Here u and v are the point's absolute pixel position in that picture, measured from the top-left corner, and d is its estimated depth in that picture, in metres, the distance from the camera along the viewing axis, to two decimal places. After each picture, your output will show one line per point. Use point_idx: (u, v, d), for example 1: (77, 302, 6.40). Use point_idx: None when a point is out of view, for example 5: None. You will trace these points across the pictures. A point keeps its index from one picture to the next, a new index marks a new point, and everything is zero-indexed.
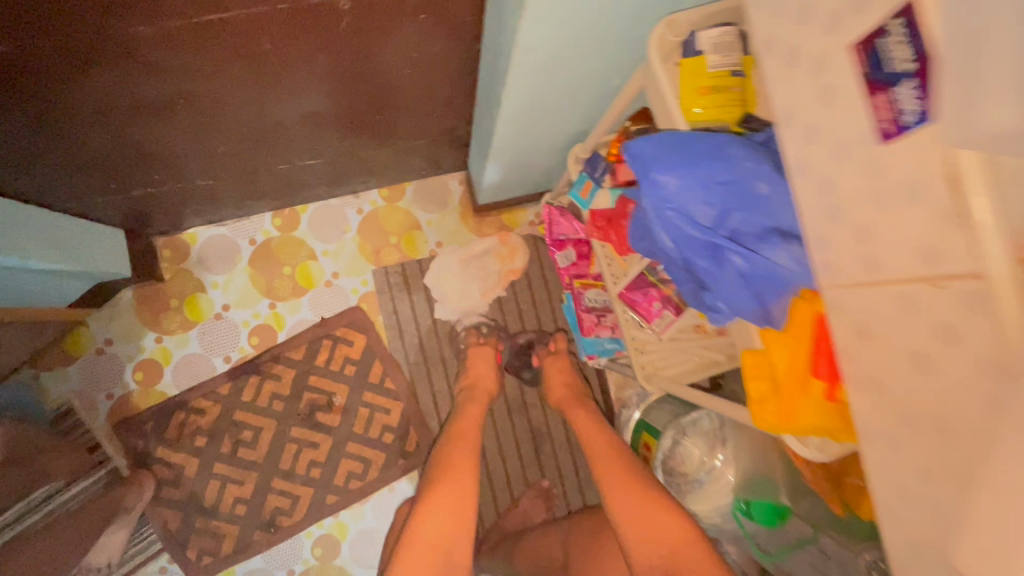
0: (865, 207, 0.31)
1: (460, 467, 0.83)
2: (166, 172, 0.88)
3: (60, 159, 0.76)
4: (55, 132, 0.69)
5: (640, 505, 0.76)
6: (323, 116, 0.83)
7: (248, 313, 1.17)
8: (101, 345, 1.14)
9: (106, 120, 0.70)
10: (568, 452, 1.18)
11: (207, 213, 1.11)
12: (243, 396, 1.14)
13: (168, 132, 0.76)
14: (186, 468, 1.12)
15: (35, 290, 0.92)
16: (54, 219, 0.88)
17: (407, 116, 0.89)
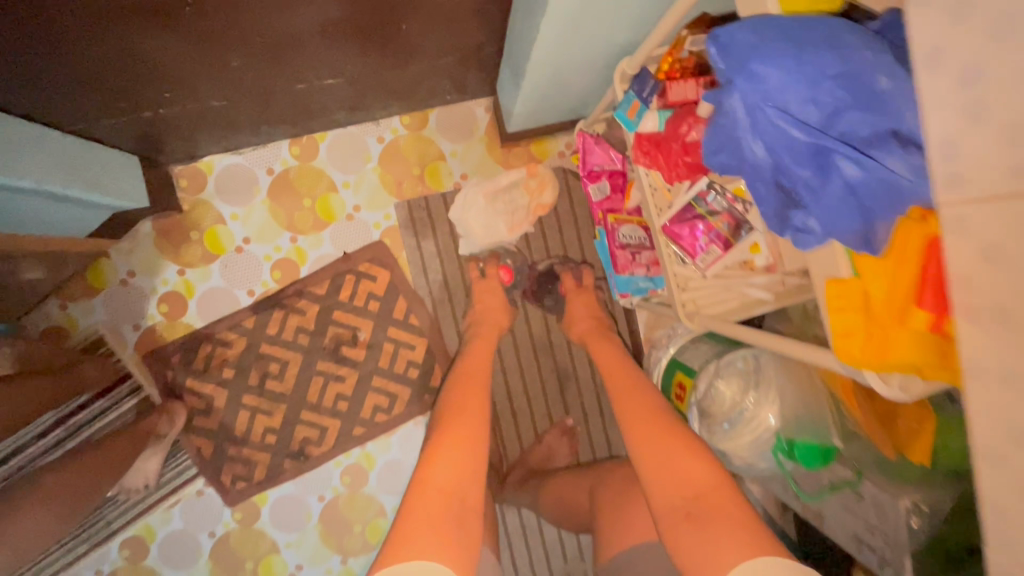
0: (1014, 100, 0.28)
1: (470, 418, 0.75)
2: (178, 92, 0.83)
3: (69, 74, 0.71)
4: (56, 43, 0.64)
5: (671, 457, 0.68)
6: (342, 26, 0.76)
7: (269, 247, 1.14)
8: (124, 277, 1.12)
9: (110, 28, 0.64)
10: (592, 390, 1.18)
11: (223, 140, 1.05)
12: (267, 330, 1.13)
13: (175, 44, 0.70)
14: (216, 398, 1.13)
15: (51, 219, 0.89)
16: (62, 140, 0.84)
17: (431, 27, 0.81)
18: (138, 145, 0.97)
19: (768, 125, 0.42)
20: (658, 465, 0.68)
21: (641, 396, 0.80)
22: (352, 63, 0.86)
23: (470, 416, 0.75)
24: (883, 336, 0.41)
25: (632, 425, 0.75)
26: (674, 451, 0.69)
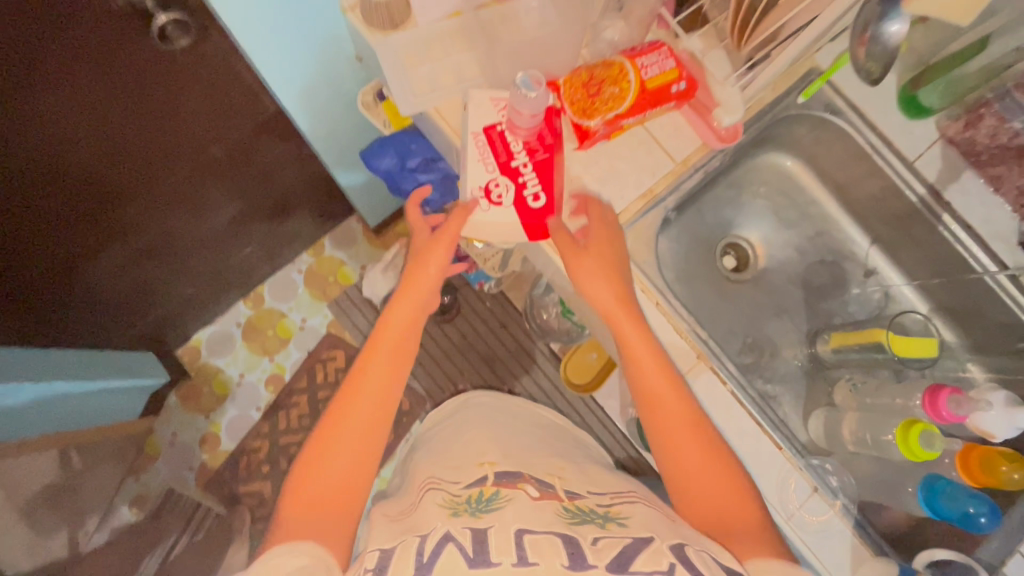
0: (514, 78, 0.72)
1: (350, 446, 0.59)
2: (164, 295, 1.35)
3: (96, 310, 1.22)
4: (85, 292, 1.15)
5: (701, 462, 0.60)
6: (243, 214, 1.27)
7: (257, 372, 1.62)
8: (171, 438, 1.59)
9: (113, 272, 1.15)
10: (516, 360, 1.59)
11: (201, 318, 1.56)
12: (280, 427, 1.58)
13: (150, 267, 1.22)
14: (265, 490, 1.55)
15: (98, 416, 1.30)
16: (91, 356, 1.27)
17: (298, 197, 1.36)
18: (139, 341, 1.42)
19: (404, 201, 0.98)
20: (692, 481, 0.60)
21: (668, 367, 0.64)
22: (226, 209, 1.21)
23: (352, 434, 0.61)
24: None
25: (666, 434, 0.61)
26: (684, 437, 0.61)
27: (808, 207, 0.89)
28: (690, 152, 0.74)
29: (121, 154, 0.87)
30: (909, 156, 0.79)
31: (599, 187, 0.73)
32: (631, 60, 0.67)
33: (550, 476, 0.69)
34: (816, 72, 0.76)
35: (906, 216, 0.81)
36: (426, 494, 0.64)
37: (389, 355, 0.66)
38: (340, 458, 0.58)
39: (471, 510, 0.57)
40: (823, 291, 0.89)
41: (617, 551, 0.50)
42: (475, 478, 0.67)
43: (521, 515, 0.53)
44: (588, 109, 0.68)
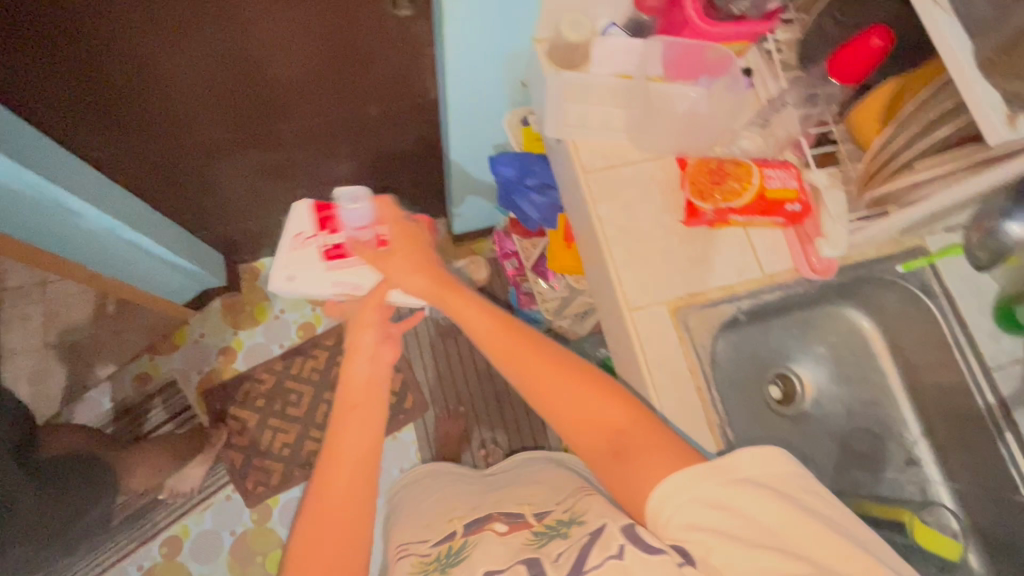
0: (646, 143, 0.80)
1: (338, 501, 0.71)
2: (254, 214, 1.48)
3: (199, 201, 1.36)
4: (200, 181, 1.29)
5: (572, 395, 0.67)
6: (356, 175, 1.40)
7: (297, 314, 1.69)
8: (198, 337, 1.65)
9: (230, 174, 1.29)
10: (525, 409, 1.59)
11: (276, 246, 1.67)
12: (291, 371, 1.64)
13: (259, 183, 1.35)
14: (249, 421, 1.59)
15: (143, 272, 1.39)
16: (177, 234, 1.41)
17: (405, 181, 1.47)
18: (217, 242, 1.55)
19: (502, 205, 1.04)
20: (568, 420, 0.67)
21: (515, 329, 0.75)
22: (344, 164, 1.34)
23: (336, 493, 0.71)
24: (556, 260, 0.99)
25: (544, 401, 0.69)
26: (554, 384, 0.69)
27: (872, 376, 0.89)
28: (779, 270, 0.78)
29: (297, 79, 1.01)
30: (989, 363, 0.79)
31: (684, 262, 0.77)
32: (759, 169, 0.73)
33: (521, 507, 0.78)
34: (920, 251, 0.81)
35: (967, 420, 0.80)
36: (401, 558, 0.77)
37: (363, 417, 0.78)
38: (330, 519, 0.69)
39: (439, 568, 0.69)
40: (860, 460, 0.87)
41: (575, 558, 0.57)
42: (442, 535, 0.78)
43: (487, 557, 0.64)
44: (706, 195, 0.74)
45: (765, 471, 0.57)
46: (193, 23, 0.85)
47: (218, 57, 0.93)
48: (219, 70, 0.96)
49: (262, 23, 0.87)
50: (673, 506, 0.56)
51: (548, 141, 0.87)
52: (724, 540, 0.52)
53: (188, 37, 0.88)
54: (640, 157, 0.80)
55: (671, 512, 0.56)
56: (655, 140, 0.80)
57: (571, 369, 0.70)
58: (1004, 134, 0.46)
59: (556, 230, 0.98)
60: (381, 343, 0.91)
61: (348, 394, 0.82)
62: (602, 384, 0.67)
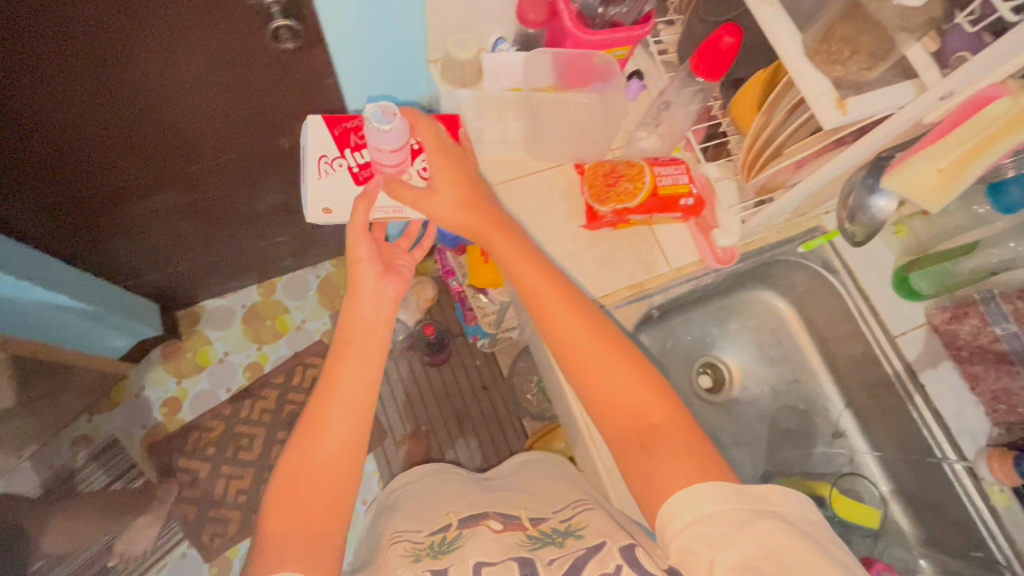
0: (543, 153, 0.83)
1: (326, 475, 0.64)
2: (184, 257, 1.43)
3: (124, 250, 1.30)
4: (124, 230, 1.23)
5: (604, 362, 0.61)
6: (285, 205, 1.37)
7: (242, 354, 1.64)
8: (138, 390, 1.60)
9: (154, 219, 1.24)
10: (485, 424, 1.58)
11: (212, 288, 1.63)
12: (241, 414, 1.58)
13: (185, 224, 1.30)
14: (200, 471, 1.53)
15: (69, 333, 1.33)
16: (110, 289, 1.36)
17: None
18: (149, 292, 1.50)
19: None
20: (597, 391, 0.61)
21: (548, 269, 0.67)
22: (268, 195, 1.31)
23: (320, 472, 0.64)
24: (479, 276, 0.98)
25: (575, 360, 0.62)
26: (579, 344, 0.62)
27: (793, 354, 0.92)
28: (687, 263, 0.80)
29: (203, 119, 0.97)
30: (893, 331, 0.82)
31: (592, 267, 0.78)
32: (651, 166, 0.75)
33: (516, 509, 0.71)
34: (820, 230, 0.84)
35: (881, 386, 0.83)
36: (390, 546, 0.66)
37: (359, 372, 0.69)
38: (313, 483, 0.64)
39: (431, 553, 0.62)
40: (790, 437, 0.89)
41: (568, 565, 0.55)
42: (437, 526, 0.69)
43: (478, 548, 0.59)
44: (603, 197, 0.76)
45: (795, 514, 0.52)
46: (79, 79, 0.80)
47: (116, 107, 0.88)
48: (120, 119, 0.91)
49: (158, 73, 0.83)
50: (684, 520, 0.51)
51: None
52: (726, 557, 0.47)
53: (87, 94, 0.83)
54: (538, 168, 0.83)
55: (682, 526, 0.51)
56: (548, 149, 0.82)
57: (602, 331, 0.63)
58: (835, 116, 0.48)
59: (474, 245, 0.99)
60: (382, 277, 0.76)
61: (342, 332, 0.72)
62: (642, 366, 0.61)
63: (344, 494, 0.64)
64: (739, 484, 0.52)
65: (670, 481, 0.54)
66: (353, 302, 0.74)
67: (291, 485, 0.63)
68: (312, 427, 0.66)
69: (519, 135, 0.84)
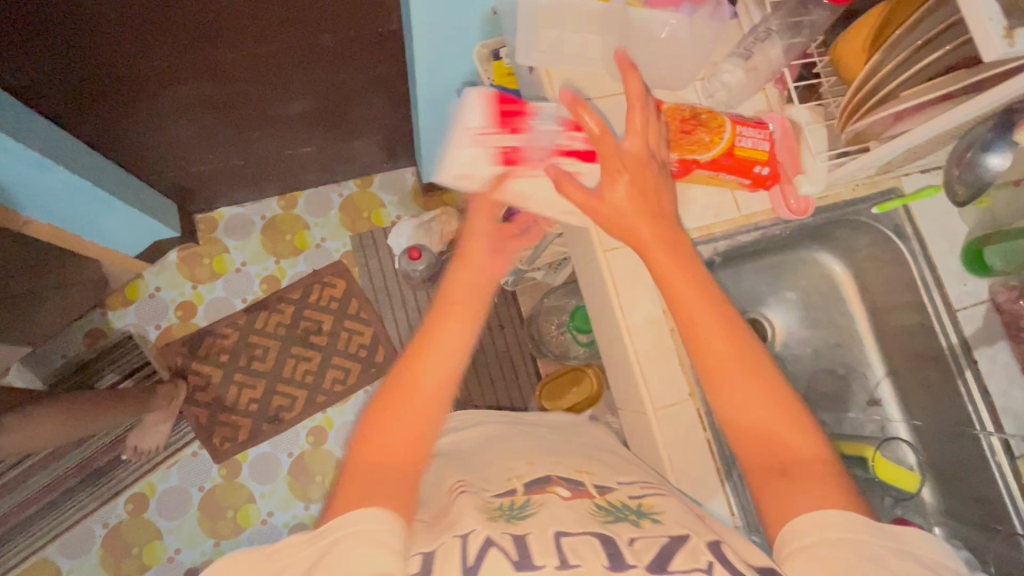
0: (619, 75, 0.76)
1: (415, 421, 0.59)
2: (204, 157, 1.37)
3: (141, 143, 1.23)
4: (142, 120, 1.16)
5: (743, 394, 0.58)
6: (311, 112, 1.29)
7: (260, 266, 1.61)
8: (153, 291, 1.58)
9: (173, 112, 1.16)
10: (498, 361, 1.58)
11: (233, 195, 1.58)
12: (255, 325, 1.57)
13: (206, 122, 1.23)
14: (213, 376, 1.54)
15: (84, 221, 1.28)
16: (128, 179, 1.31)
17: (364, 119, 1.37)
18: (168, 190, 1.44)
19: None
20: (738, 404, 0.58)
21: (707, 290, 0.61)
22: (299, 101, 1.24)
23: (409, 415, 0.59)
24: None
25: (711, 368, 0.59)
26: (730, 365, 0.59)
27: (840, 317, 0.90)
28: (756, 212, 0.77)
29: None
30: (955, 304, 0.80)
31: None
32: (734, 124, 0.70)
33: (579, 473, 0.67)
34: (897, 192, 0.80)
35: (929, 359, 0.82)
36: (457, 494, 0.60)
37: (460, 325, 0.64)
38: (398, 423, 0.58)
39: (506, 517, 0.56)
40: (824, 401, 0.88)
41: (654, 552, 0.51)
42: (502, 488, 0.63)
43: (555, 516, 0.54)
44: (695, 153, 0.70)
45: (918, 545, 0.50)
46: None
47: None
48: None
49: None
50: (807, 538, 0.51)
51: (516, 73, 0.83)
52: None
53: None
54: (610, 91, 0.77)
55: (809, 543, 0.50)
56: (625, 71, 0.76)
57: (739, 346, 0.59)
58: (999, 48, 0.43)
59: None
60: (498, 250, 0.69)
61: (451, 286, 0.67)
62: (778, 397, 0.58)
63: (428, 443, 0.59)
64: (873, 520, 0.51)
65: (797, 503, 0.53)
66: (461, 269, 0.68)
67: (370, 433, 0.58)
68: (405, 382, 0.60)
69: (594, 53, 0.77)
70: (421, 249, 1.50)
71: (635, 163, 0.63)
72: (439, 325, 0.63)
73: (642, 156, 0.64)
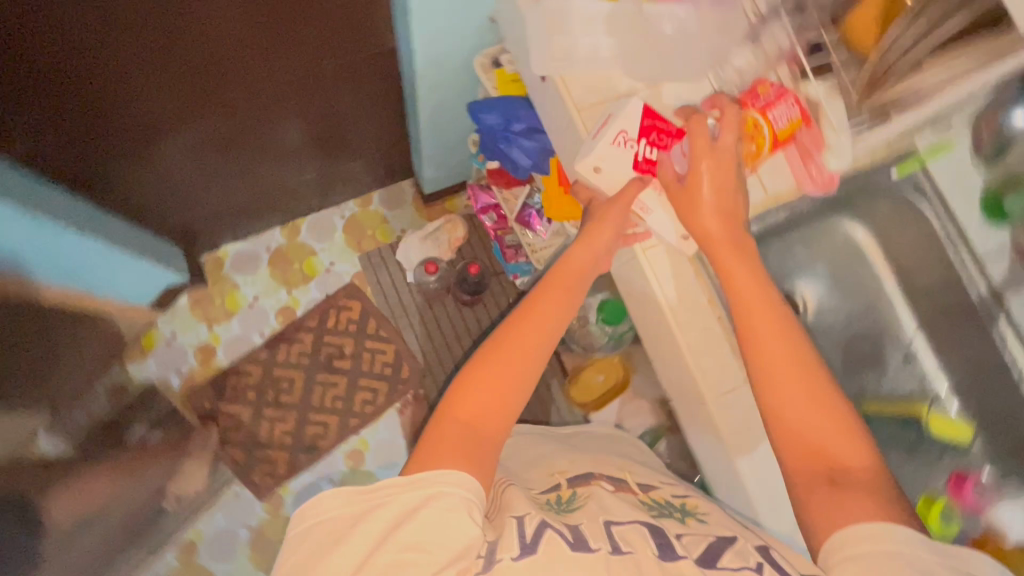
0: (633, 73, 0.76)
1: (500, 393, 0.63)
2: (204, 193, 1.39)
3: (132, 172, 1.25)
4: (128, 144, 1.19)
5: (802, 402, 0.59)
6: (296, 130, 1.31)
7: (272, 299, 1.60)
8: (169, 337, 1.56)
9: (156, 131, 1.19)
10: None
11: (236, 230, 1.56)
12: (277, 358, 1.57)
13: (194, 145, 1.25)
14: (243, 414, 1.53)
15: (91, 279, 1.28)
16: (132, 229, 1.32)
17: (357, 137, 1.40)
18: (174, 235, 1.44)
19: (488, 148, 0.99)
20: (790, 411, 0.59)
21: (771, 308, 0.63)
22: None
23: (500, 378, 0.64)
24: (558, 204, 0.91)
25: (767, 378, 0.61)
26: (784, 371, 0.60)
27: (870, 280, 0.92)
28: (782, 189, 0.77)
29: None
30: (979, 252, 0.82)
31: None
32: (763, 112, 0.71)
33: (622, 472, 0.74)
34: (913, 152, 0.82)
35: (962, 310, 0.84)
36: (507, 485, 0.67)
37: (551, 307, 0.70)
38: (477, 389, 0.63)
39: (556, 510, 0.63)
40: (862, 362, 0.90)
41: (703, 549, 0.56)
42: (547, 484, 0.71)
43: (604, 507, 0.61)
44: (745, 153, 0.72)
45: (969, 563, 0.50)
46: None
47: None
48: None
49: None
50: (848, 551, 0.51)
51: (526, 81, 0.84)
52: None
53: None
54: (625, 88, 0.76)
55: (849, 558, 0.51)
56: (638, 69, 0.76)
57: (800, 359, 0.61)
58: None
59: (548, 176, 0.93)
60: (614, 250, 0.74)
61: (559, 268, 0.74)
62: (843, 416, 0.58)
63: (506, 410, 0.63)
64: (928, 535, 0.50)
65: (853, 510, 0.53)
66: (579, 249, 0.73)
67: (457, 394, 0.63)
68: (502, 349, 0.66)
69: (605, 53, 0.77)
70: (435, 262, 1.55)
71: (715, 160, 0.68)
72: (539, 301, 0.71)
73: (723, 161, 0.69)
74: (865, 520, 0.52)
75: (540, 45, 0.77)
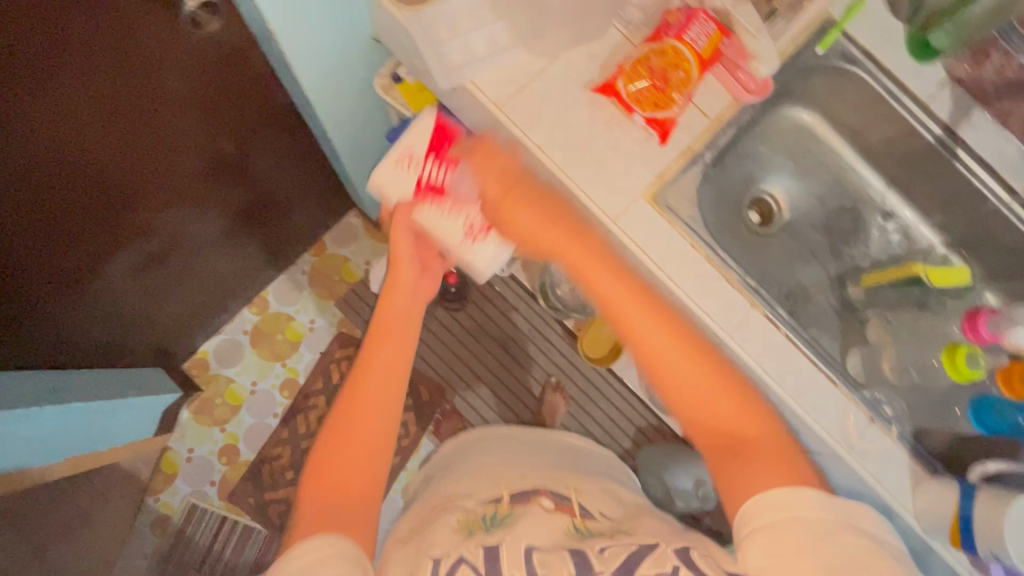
0: (537, 48, 0.73)
1: (370, 433, 0.60)
2: (165, 312, 1.31)
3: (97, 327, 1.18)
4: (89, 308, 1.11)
5: (689, 378, 0.56)
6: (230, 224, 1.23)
7: (270, 377, 1.57)
8: (187, 454, 1.52)
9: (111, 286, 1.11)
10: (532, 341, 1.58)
11: (206, 327, 1.51)
12: (299, 431, 1.54)
13: (150, 279, 1.18)
14: (291, 495, 1.51)
15: (93, 436, 1.25)
16: (113, 372, 1.29)
17: (290, 201, 1.32)
18: (149, 357, 1.39)
19: None
20: (682, 400, 0.56)
21: (642, 295, 0.59)
22: (225, 211, 1.17)
23: (369, 408, 0.62)
24: None
25: (650, 357, 0.57)
26: (667, 348, 0.56)
27: (829, 156, 0.93)
28: (721, 108, 0.76)
29: (146, 148, 0.85)
30: (924, 98, 0.82)
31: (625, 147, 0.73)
32: (679, 38, 0.70)
33: (568, 489, 0.75)
34: (830, 23, 0.80)
35: (923, 155, 0.85)
36: (444, 512, 0.69)
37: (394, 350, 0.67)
38: (350, 440, 0.60)
39: (485, 528, 0.63)
40: (847, 236, 0.93)
41: (624, 558, 0.53)
42: (490, 497, 0.73)
43: (533, 528, 0.61)
44: (662, 101, 0.71)
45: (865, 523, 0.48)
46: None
47: (41, 177, 0.77)
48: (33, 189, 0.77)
49: (61, 112, 0.70)
50: (764, 517, 0.48)
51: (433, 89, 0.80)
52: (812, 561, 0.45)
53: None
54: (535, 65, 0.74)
55: (766, 521, 0.48)
56: (541, 42, 0.74)
57: (688, 342, 0.58)
58: None
59: None
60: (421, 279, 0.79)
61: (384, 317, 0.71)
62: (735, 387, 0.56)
63: (381, 451, 0.61)
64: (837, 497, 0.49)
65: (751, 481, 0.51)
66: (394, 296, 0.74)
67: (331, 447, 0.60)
68: (362, 371, 0.65)
69: (503, 37, 0.73)
70: None
71: (508, 185, 0.68)
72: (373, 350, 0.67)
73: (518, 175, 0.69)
74: (766, 487, 0.50)
75: (434, 51, 0.73)
